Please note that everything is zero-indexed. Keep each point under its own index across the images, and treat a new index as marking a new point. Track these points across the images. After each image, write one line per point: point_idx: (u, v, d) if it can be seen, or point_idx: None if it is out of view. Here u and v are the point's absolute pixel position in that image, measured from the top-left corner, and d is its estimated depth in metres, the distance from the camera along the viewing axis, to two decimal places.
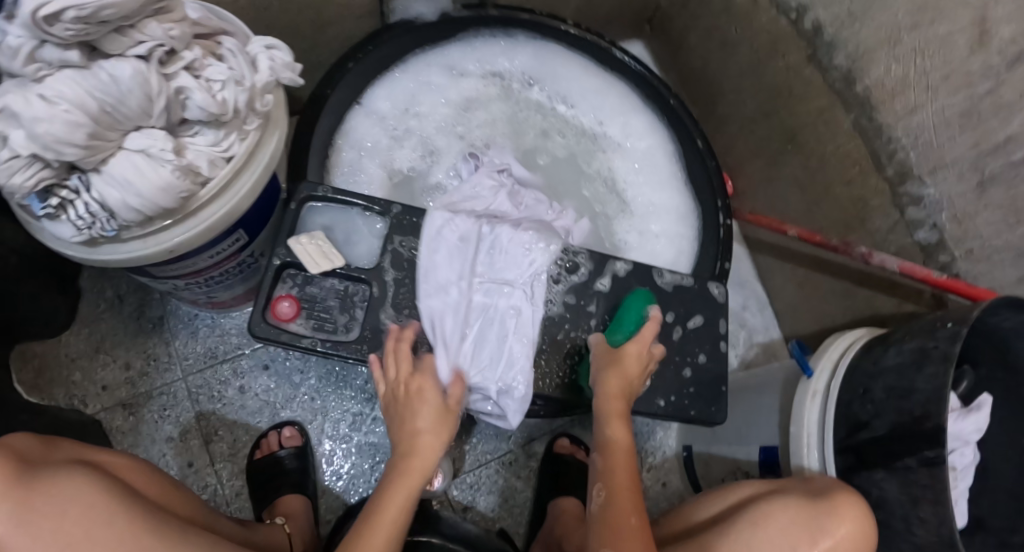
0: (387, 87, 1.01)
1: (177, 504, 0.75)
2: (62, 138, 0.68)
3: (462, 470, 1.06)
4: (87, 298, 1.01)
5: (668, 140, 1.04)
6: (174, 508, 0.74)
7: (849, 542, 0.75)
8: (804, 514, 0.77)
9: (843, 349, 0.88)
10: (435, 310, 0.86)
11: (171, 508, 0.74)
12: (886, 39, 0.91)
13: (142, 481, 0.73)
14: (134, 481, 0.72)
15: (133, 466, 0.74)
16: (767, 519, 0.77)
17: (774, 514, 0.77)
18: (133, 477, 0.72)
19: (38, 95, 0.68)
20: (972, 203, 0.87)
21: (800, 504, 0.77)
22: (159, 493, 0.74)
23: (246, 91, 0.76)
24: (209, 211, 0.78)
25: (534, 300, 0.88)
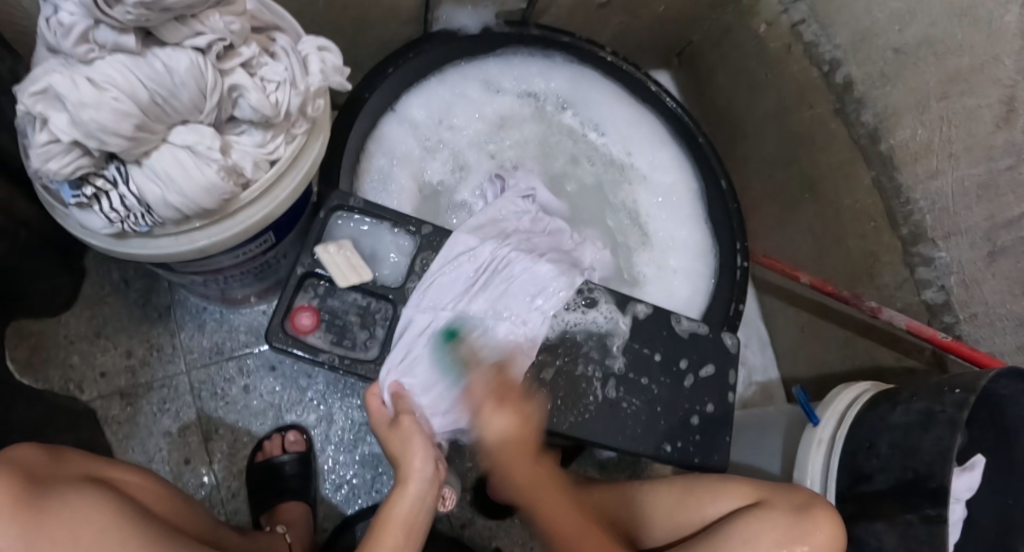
0: (422, 96, 1.01)
1: (186, 521, 0.71)
2: (107, 127, 0.66)
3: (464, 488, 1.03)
4: (91, 279, 0.98)
5: (692, 178, 1.05)
6: (184, 527, 0.71)
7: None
8: (790, 526, 0.82)
9: (850, 399, 0.90)
10: (421, 331, 0.84)
11: (180, 527, 0.70)
12: (915, 103, 0.94)
13: (152, 495, 0.70)
14: (144, 497, 0.68)
15: (141, 480, 0.70)
16: (758, 530, 0.83)
17: (760, 532, 0.83)
18: (142, 495, 0.68)
19: (86, 78, 0.66)
20: (980, 270, 0.89)
21: (785, 518, 0.83)
22: (169, 510, 0.70)
23: (300, 95, 0.75)
24: (246, 213, 0.77)
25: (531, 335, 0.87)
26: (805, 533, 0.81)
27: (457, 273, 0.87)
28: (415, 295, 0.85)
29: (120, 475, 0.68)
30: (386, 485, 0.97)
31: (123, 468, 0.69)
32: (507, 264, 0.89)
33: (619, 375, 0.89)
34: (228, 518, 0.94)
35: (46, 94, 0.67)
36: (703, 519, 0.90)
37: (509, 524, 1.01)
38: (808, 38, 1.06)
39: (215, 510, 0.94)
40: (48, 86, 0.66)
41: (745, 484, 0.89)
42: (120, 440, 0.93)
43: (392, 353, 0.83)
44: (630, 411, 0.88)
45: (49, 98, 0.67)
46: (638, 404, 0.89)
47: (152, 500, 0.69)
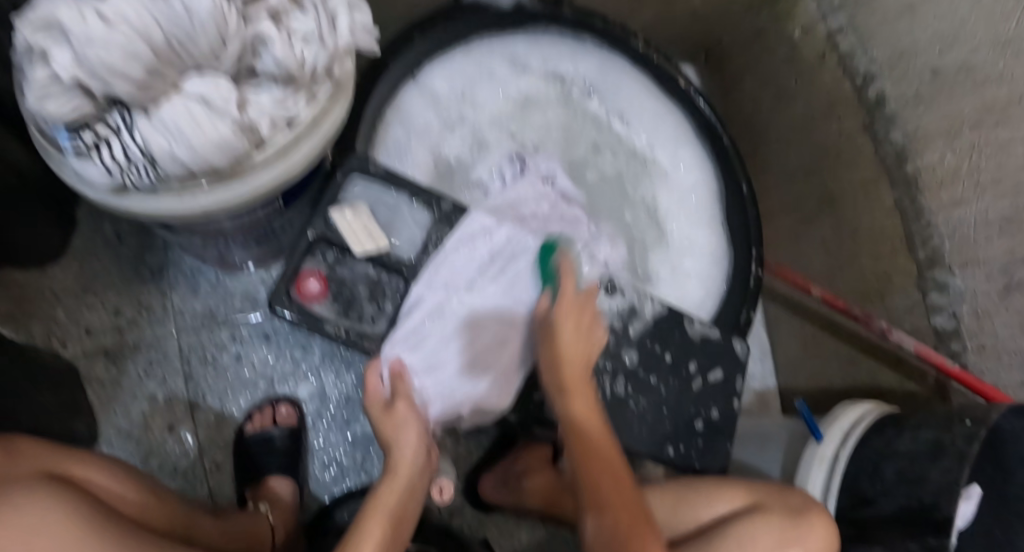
0: (445, 66, 0.96)
1: (155, 517, 0.68)
2: (115, 68, 0.61)
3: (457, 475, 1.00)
4: (81, 230, 0.93)
5: (714, 178, 1.01)
6: (152, 524, 0.68)
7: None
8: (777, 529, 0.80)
9: (855, 416, 0.89)
10: (425, 309, 0.81)
11: (149, 525, 0.67)
12: (947, 128, 0.91)
13: (122, 489, 0.67)
14: (112, 496, 0.65)
15: (110, 473, 0.67)
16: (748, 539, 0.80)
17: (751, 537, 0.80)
18: (112, 495, 0.65)
19: (95, 11, 0.60)
20: (994, 303, 0.88)
21: (772, 521, 0.80)
22: (137, 505, 0.67)
23: (328, 52, 0.70)
24: (258, 175, 0.71)
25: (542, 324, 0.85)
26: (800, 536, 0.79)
27: (473, 252, 0.83)
28: (427, 272, 0.81)
29: (86, 475, 0.64)
30: (377, 466, 0.94)
31: (91, 464, 0.66)
32: (525, 248, 0.86)
33: (628, 372, 0.87)
34: (210, 491, 0.90)
35: (50, 27, 0.61)
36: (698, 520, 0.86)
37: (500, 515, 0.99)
38: (844, 49, 1.04)
39: (198, 481, 0.90)
40: (53, 18, 0.61)
41: (737, 486, 0.86)
42: (102, 402, 0.89)
43: (396, 332, 0.80)
44: (637, 410, 0.87)
45: (52, 31, 0.62)
46: (646, 403, 0.87)
47: (121, 497, 0.66)
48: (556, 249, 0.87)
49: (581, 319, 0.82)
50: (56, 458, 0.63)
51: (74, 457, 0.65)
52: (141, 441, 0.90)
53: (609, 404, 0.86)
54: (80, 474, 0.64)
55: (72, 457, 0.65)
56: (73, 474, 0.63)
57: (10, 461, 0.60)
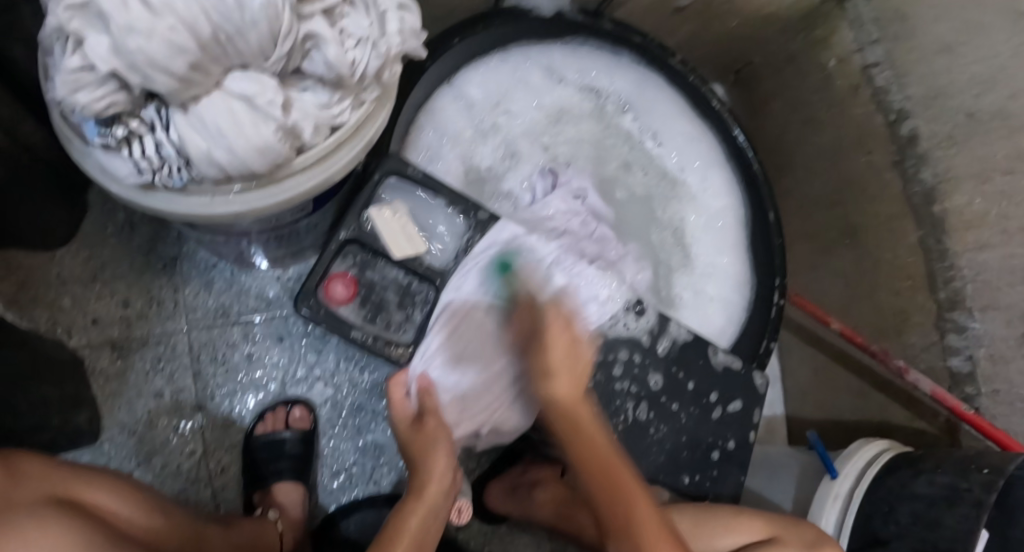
0: (482, 74, 0.94)
1: (167, 539, 0.65)
2: (157, 62, 0.57)
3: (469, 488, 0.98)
4: (92, 216, 0.89)
5: (742, 205, 1.01)
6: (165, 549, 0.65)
7: None
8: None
9: (869, 457, 0.90)
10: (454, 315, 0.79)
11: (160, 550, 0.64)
12: (979, 172, 0.91)
13: (132, 512, 0.63)
14: (124, 521, 0.62)
15: (120, 496, 0.63)
16: None
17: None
18: (120, 519, 0.62)
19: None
20: (1012, 349, 0.88)
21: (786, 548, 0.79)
22: (149, 529, 0.64)
23: (379, 58, 0.67)
24: (295, 182, 0.69)
25: None
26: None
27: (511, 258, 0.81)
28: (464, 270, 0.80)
29: (96, 498, 0.61)
30: (386, 476, 0.92)
31: (100, 486, 0.62)
32: (560, 262, 0.83)
33: (650, 396, 0.85)
34: (214, 494, 0.87)
35: (86, 10, 0.57)
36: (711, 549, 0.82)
37: (507, 532, 0.97)
38: (879, 83, 1.04)
39: (202, 484, 0.87)
40: (91, 2, 0.56)
41: (755, 516, 0.84)
42: (106, 397, 0.86)
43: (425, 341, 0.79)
44: (655, 438, 0.85)
45: (88, 16, 0.58)
46: (665, 431, 0.86)
47: (131, 521, 0.63)
48: (594, 271, 0.84)
49: (561, 322, 0.67)
50: (60, 479, 0.60)
51: (83, 478, 0.62)
52: (145, 439, 0.87)
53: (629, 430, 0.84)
54: (90, 498, 0.61)
55: (77, 479, 0.61)
56: (83, 498, 0.60)
57: (12, 480, 0.56)
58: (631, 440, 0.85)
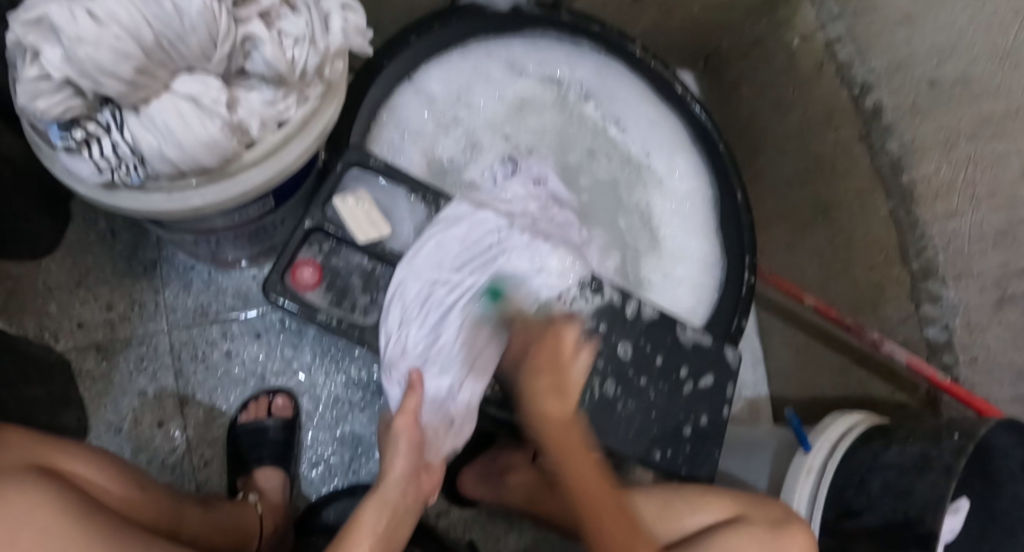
0: (443, 69, 0.95)
1: (142, 508, 0.67)
2: (103, 67, 0.57)
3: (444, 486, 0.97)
4: (76, 225, 0.94)
5: (708, 185, 1.01)
6: (139, 518, 0.67)
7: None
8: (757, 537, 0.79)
9: (844, 428, 0.89)
10: (410, 294, 0.79)
11: (134, 517, 0.66)
12: (944, 140, 0.90)
13: (108, 481, 0.66)
14: (98, 489, 0.64)
15: (97, 465, 0.66)
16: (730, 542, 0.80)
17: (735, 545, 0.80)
18: (98, 491, 0.64)
19: (86, 10, 0.56)
20: (987, 315, 0.87)
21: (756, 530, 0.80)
22: (124, 498, 0.66)
23: (318, 55, 0.67)
24: (248, 175, 0.68)
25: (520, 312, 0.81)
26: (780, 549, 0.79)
27: (451, 235, 0.81)
28: (408, 257, 0.79)
29: (74, 467, 0.63)
30: (364, 466, 0.94)
31: (77, 454, 0.65)
32: (504, 240, 0.83)
33: (618, 370, 0.85)
34: (198, 486, 0.91)
35: (40, 25, 0.57)
36: (678, 529, 0.84)
37: (485, 517, 0.99)
38: (842, 58, 1.03)
39: (184, 478, 0.91)
40: (43, 15, 0.56)
41: (723, 495, 0.85)
42: (92, 396, 0.90)
43: (383, 335, 0.78)
44: (624, 412, 0.84)
45: (43, 29, 0.57)
46: (634, 406, 0.85)
47: (107, 492, 0.65)
48: (531, 241, 0.84)
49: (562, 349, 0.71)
50: (39, 449, 0.62)
51: (60, 450, 0.64)
52: (130, 436, 0.90)
53: (601, 409, 0.83)
54: (70, 468, 0.63)
55: (55, 449, 0.63)
56: (62, 464, 0.62)
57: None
58: (601, 417, 0.83)
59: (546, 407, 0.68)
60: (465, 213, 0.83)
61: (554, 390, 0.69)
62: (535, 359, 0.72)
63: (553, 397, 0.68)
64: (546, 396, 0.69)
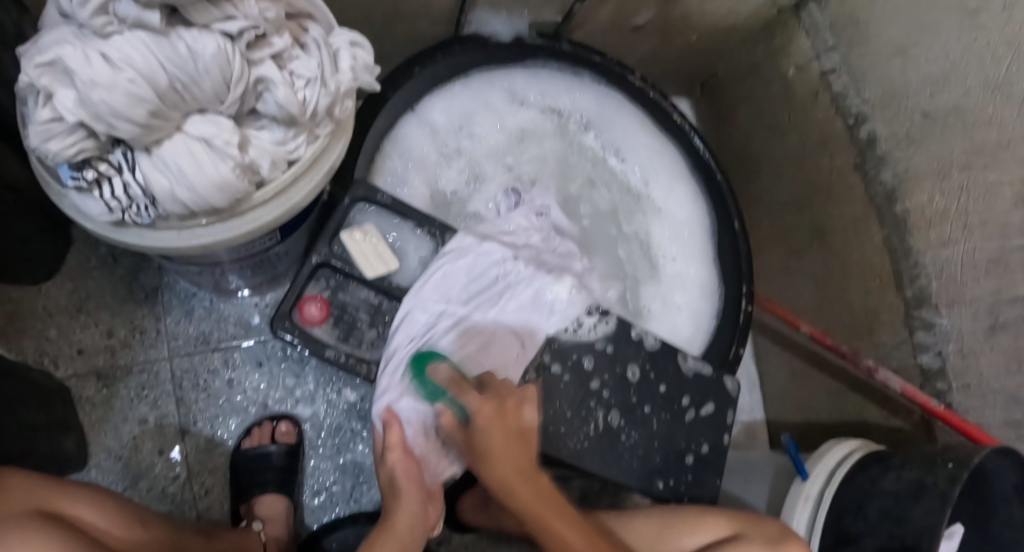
0: (445, 100, 0.96)
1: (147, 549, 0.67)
2: (119, 111, 0.57)
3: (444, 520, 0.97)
4: (79, 250, 0.94)
5: (706, 215, 1.03)
6: None
7: None
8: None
9: (842, 455, 0.90)
10: (416, 326, 0.80)
11: None
12: (937, 170, 0.92)
13: (112, 524, 0.65)
14: (101, 533, 0.64)
15: (101, 509, 0.66)
16: None
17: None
18: (103, 534, 0.64)
19: (101, 54, 0.56)
20: (979, 342, 0.89)
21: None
22: (128, 541, 0.66)
23: (329, 95, 0.67)
24: (258, 214, 0.68)
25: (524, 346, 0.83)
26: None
27: (455, 267, 0.83)
28: (415, 291, 0.81)
29: (77, 509, 0.63)
30: (366, 494, 0.94)
31: (81, 497, 0.65)
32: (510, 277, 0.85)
33: (622, 403, 0.85)
34: (199, 515, 0.91)
35: (54, 67, 0.57)
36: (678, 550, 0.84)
37: (486, 544, 0.99)
38: (837, 88, 1.05)
39: (185, 506, 0.90)
40: (57, 58, 0.56)
41: (721, 516, 0.85)
42: (92, 423, 0.90)
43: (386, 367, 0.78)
44: (628, 444, 0.85)
45: (58, 71, 0.58)
46: (637, 437, 0.85)
47: (110, 534, 0.65)
48: (546, 277, 0.86)
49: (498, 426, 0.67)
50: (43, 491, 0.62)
51: (63, 492, 0.64)
52: (130, 464, 0.90)
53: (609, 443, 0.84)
54: (72, 510, 0.63)
55: (58, 491, 0.63)
56: (64, 508, 0.62)
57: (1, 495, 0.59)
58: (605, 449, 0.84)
59: (501, 469, 0.66)
60: (469, 248, 0.84)
61: (508, 448, 0.67)
62: (486, 429, 0.67)
63: (509, 456, 0.66)
64: (495, 461, 0.66)
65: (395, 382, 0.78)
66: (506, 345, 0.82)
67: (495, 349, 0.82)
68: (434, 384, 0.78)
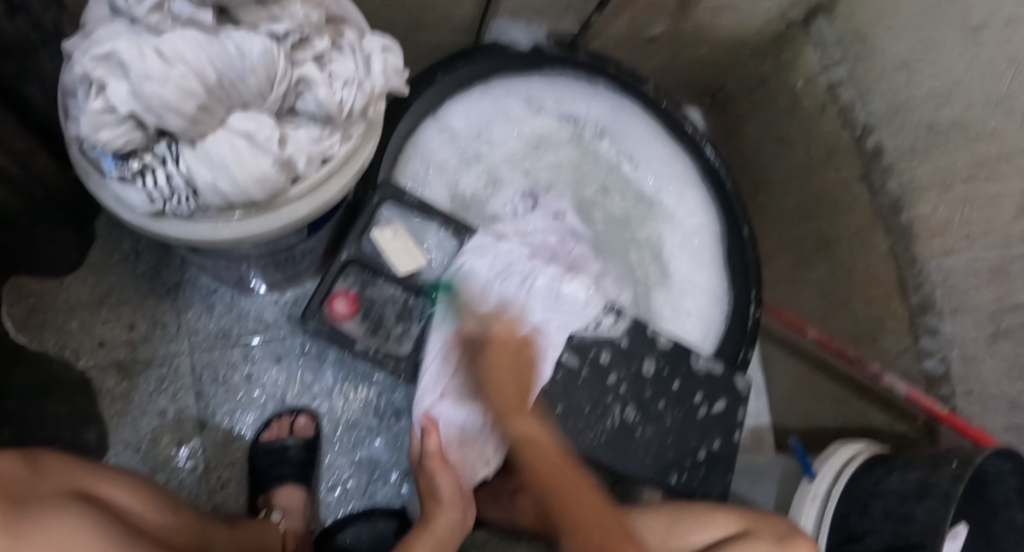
0: (464, 104, 0.98)
1: (178, 534, 0.68)
2: (170, 105, 0.59)
3: None
4: (101, 245, 0.96)
5: (716, 222, 1.04)
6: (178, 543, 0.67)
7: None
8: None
9: (847, 455, 0.92)
10: (449, 323, 0.82)
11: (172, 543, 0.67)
12: (941, 181, 0.95)
13: (144, 508, 0.66)
14: (135, 515, 0.65)
15: (134, 493, 0.67)
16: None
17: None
18: (137, 517, 0.65)
19: (155, 50, 0.59)
20: (981, 349, 0.92)
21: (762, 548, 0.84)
22: (163, 525, 0.67)
23: (364, 96, 0.69)
24: (291, 209, 0.70)
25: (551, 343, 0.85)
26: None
27: (480, 266, 0.85)
28: (444, 286, 0.83)
29: (110, 493, 0.64)
30: (381, 490, 0.96)
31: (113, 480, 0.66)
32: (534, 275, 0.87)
33: (637, 398, 0.88)
34: (215, 507, 0.92)
35: (109, 60, 0.60)
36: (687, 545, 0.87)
37: None
38: (843, 102, 1.09)
39: (201, 499, 0.91)
40: (113, 52, 0.59)
41: (729, 511, 0.88)
42: (111, 416, 0.91)
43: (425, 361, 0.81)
44: (643, 439, 0.87)
45: (111, 64, 0.60)
46: (651, 433, 0.88)
47: (144, 517, 0.66)
48: (560, 274, 0.88)
49: (507, 329, 0.83)
50: (79, 473, 0.63)
51: (97, 475, 0.65)
52: (146, 457, 0.91)
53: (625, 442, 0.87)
54: (106, 493, 0.64)
55: (93, 473, 0.64)
56: (98, 490, 0.63)
57: (41, 477, 0.60)
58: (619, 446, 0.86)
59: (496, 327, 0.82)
60: (494, 247, 0.86)
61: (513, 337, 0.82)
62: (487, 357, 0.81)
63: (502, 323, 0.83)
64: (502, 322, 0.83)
65: (441, 385, 0.81)
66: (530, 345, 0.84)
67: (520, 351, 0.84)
68: (478, 383, 0.82)
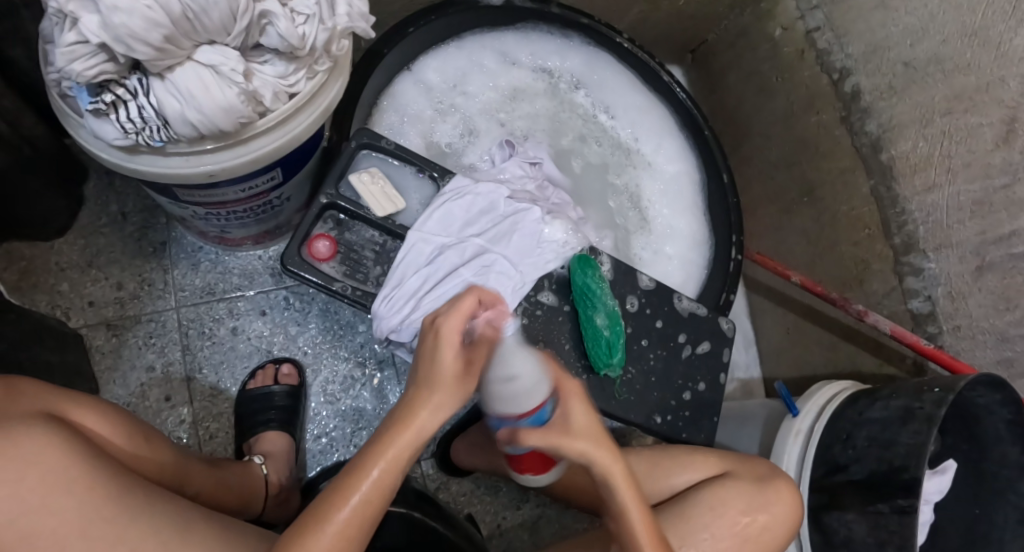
0: (439, 59, 1.00)
1: (152, 465, 0.69)
2: (136, 35, 0.61)
3: (426, 455, 1.03)
4: (89, 209, 0.98)
5: (695, 168, 1.06)
6: (147, 472, 0.68)
7: (782, 516, 0.82)
8: (745, 493, 0.82)
9: (831, 393, 0.91)
10: (421, 253, 0.83)
11: (142, 472, 0.68)
12: (920, 117, 0.94)
13: (117, 436, 0.67)
14: (108, 442, 0.66)
15: (110, 421, 0.67)
16: (719, 509, 0.81)
17: (723, 500, 0.81)
18: (107, 442, 0.66)
19: None
20: (967, 283, 0.90)
21: (745, 487, 0.83)
22: (135, 455, 0.68)
23: (327, 31, 0.71)
24: (260, 143, 0.74)
25: (525, 278, 0.85)
26: (768, 503, 0.82)
27: (458, 207, 0.86)
28: (419, 223, 0.83)
29: (85, 419, 0.65)
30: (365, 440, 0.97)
31: (88, 405, 0.66)
32: (514, 216, 0.88)
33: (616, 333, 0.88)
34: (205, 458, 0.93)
35: None
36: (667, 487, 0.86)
37: (484, 492, 1.03)
38: (822, 45, 1.08)
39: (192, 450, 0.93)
40: None
41: (710, 454, 0.87)
42: (102, 371, 0.93)
43: (390, 278, 0.81)
44: (626, 379, 0.88)
45: None
46: (635, 372, 0.88)
47: (116, 445, 0.66)
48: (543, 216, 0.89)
49: (585, 415, 0.64)
50: (54, 398, 0.64)
51: (73, 401, 0.65)
52: (136, 410, 0.93)
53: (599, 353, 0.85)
54: (80, 419, 0.64)
55: (69, 399, 0.65)
56: (72, 416, 0.64)
57: (12, 398, 0.61)
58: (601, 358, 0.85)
59: (615, 486, 0.64)
60: (473, 188, 0.87)
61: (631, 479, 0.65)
62: (576, 409, 0.63)
63: (596, 447, 0.64)
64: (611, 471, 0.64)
65: (400, 300, 0.81)
66: (503, 279, 0.84)
67: (492, 281, 0.83)
68: None
